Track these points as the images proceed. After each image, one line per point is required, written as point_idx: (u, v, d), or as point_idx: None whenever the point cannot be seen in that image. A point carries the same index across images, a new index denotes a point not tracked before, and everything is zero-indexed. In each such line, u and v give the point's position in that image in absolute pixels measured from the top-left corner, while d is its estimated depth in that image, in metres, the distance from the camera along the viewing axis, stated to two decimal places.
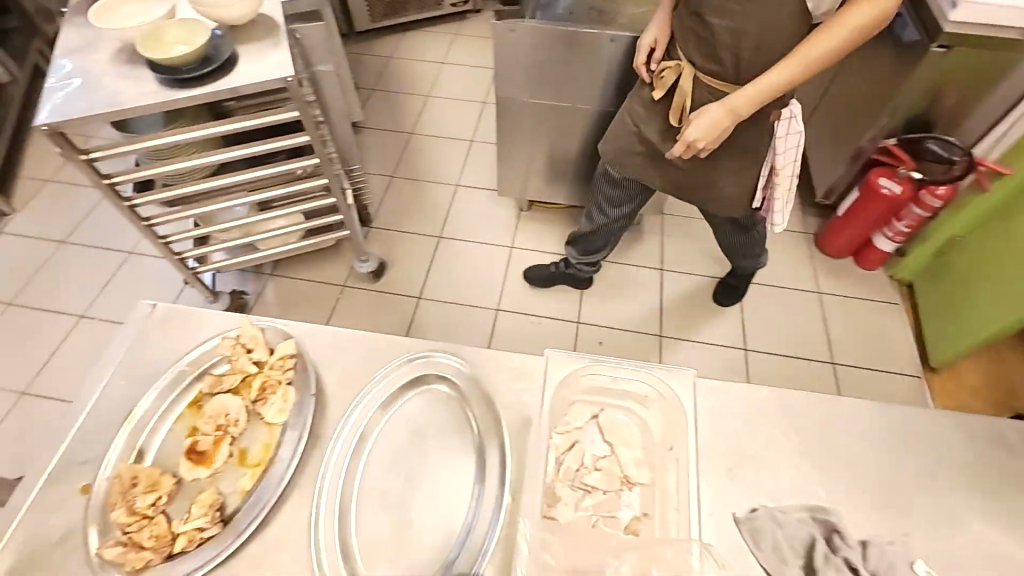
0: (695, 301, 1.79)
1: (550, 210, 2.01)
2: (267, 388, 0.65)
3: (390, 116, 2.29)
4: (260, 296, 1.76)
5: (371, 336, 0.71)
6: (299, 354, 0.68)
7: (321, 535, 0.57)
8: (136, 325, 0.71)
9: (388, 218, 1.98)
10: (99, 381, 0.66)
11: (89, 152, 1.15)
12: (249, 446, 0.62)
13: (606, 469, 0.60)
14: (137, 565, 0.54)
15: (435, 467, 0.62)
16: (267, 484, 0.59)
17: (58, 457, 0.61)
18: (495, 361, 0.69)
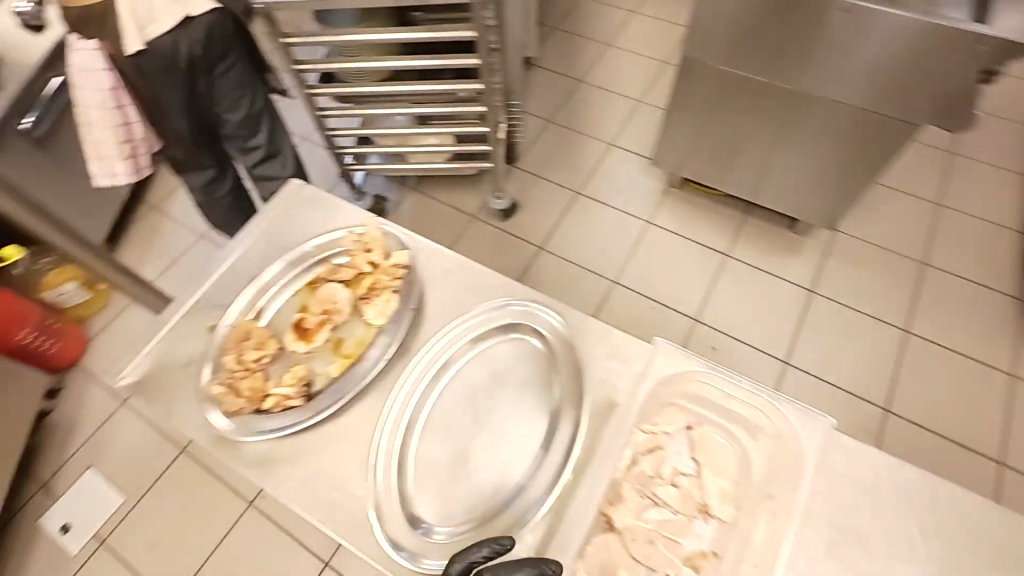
0: (840, 339, 1.55)
1: (702, 194, 1.84)
2: (374, 289, 0.67)
3: (564, 58, 2.21)
4: (398, 206, 1.86)
5: (482, 271, 0.69)
6: (410, 266, 0.69)
7: (385, 440, 0.59)
8: (281, 200, 0.76)
9: (533, 162, 1.95)
10: (243, 241, 0.73)
11: (288, 39, 1.25)
12: (345, 336, 0.65)
13: (683, 488, 0.56)
14: (232, 408, 0.60)
15: (503, 418, 0.60)
16: (351, 376, 0.62)
17: (197, 295, 0.69)
18: (597, 333, 0.63)
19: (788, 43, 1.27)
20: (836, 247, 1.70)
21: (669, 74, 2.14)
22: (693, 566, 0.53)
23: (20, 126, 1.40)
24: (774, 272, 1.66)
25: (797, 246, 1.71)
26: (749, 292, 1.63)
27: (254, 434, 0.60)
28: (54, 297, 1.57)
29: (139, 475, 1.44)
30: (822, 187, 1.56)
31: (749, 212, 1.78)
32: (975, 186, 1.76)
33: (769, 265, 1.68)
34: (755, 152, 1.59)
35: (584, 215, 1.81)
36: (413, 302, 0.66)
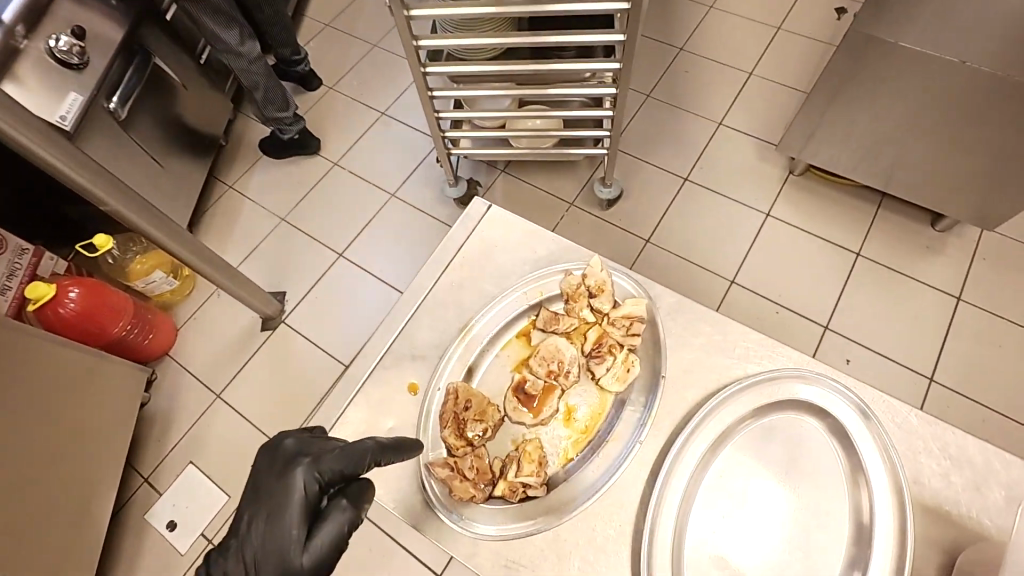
0: (995, 355, 1.38)
1: (827, 183, 1.65)
2: (605, 346, 0.62)
3: (662, 23, 2.00)
4: (489, 190, 1.73)
5: (731, 323, 0.62)
6: (644, 318, 0.63)
7: (656, 547, 0.52)
8: (469, 224, 0.72)
9: (634, 142, 1.79)
10: (433, 277, 0.70)
11: (411, 10, 1.09)
12: (576, 405, 0.62)
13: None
14: (462, 495, 0.57)
15: (795, 526, 0.53)
16: (596, 457, 0.58)
17: (393, 340, 0.67)
18: (885, 412, 0.57)
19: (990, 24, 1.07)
20: (987, 248, 1.51)
21: (784, 40, 1.91)
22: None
23: (108, 105, 1.31)
24: (913, 274, 1.50)
25: (940, 245, 1.53)
26: (885, 297, 1.47)
27: (487, 522, 0.57)
28: (142, 285, 1.51)
29: (240, 474, 1.41)
30: (989, 185, 1.35)
31: (883, 205, 1.59)
32: None
33: (908, 267, 1.51)
34: (912, 141, 1.38)
35: (694, 204, 1.66)
36: (661, 369, 0.60)
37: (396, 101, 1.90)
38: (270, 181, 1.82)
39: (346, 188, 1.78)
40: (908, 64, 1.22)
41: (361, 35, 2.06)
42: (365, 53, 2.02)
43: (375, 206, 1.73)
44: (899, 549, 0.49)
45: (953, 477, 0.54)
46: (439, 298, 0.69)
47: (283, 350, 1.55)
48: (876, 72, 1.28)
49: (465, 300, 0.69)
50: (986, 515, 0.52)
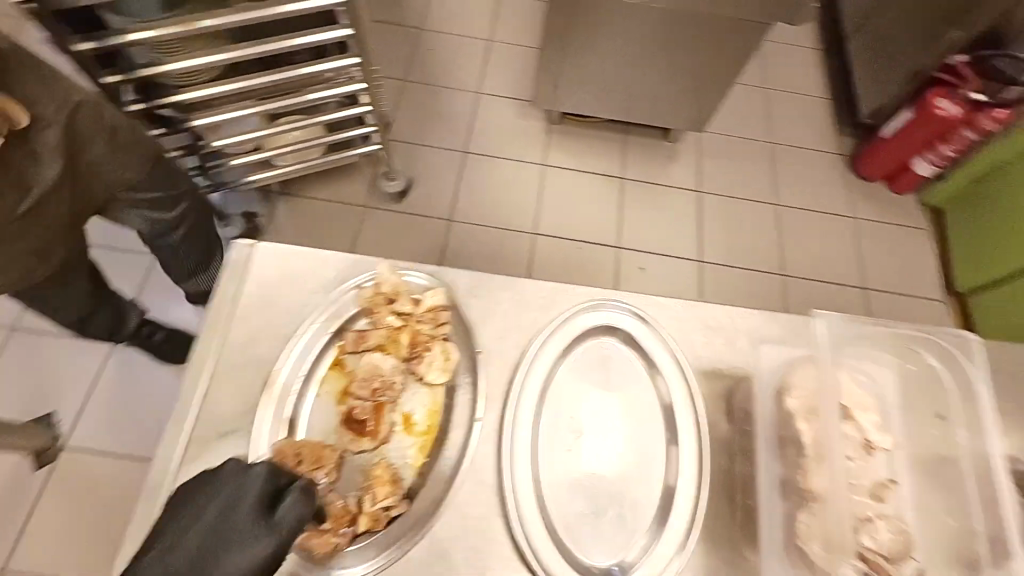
0: (734, 226, 1.75)
1: (582, 125, 1.86)
2: (421, 344, 0.62)
3: (394, 6, 2.00)
4: (273, 218, 1.60)
5: (523, 283, 0.67)
6: (448, 306, 0.65)
7: (524, 510, 0.56)
8: (239, 272, 0.66)
9: (406, 129, 1.79)
10: (214, 338, 0.63)
11: None
12: (412, 411, 0.61)
13: (856, 434, 0.60)
14: (324, 548, 0.54)
15: (626, 430, 0.62)
16: (448, 450, 0.59)
17: (191, 426, 0.59)
18: (658, 310, 0.68)
19: None
20: (706, 146, 1.87)
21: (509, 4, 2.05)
22: (877, 495, 0.58)
23: None
24: (665, 182, 1.79)
25: (676, 153, 1.85)
26: (652, 208, 1.74)
27: (359, 562, 0.55)
28: None
29: None
30: (693, 97, 1.66)
31: (628, 132, 1.86)
32: (787, 63, 2.05)
33: (659, 177, 1.80)
34: (632, 74, 1.61)
35: (480, 174, 1.74)
36: (477, 347, 0.63)
37: None
38: None
39: None
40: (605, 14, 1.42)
41: None
42: None
43: None
44: (694, 417, 0.61)
45: (714, 341, 0.68)
46: (231, 360, 0.62)
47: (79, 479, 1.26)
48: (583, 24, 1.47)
49: (263, 351, 0.63)
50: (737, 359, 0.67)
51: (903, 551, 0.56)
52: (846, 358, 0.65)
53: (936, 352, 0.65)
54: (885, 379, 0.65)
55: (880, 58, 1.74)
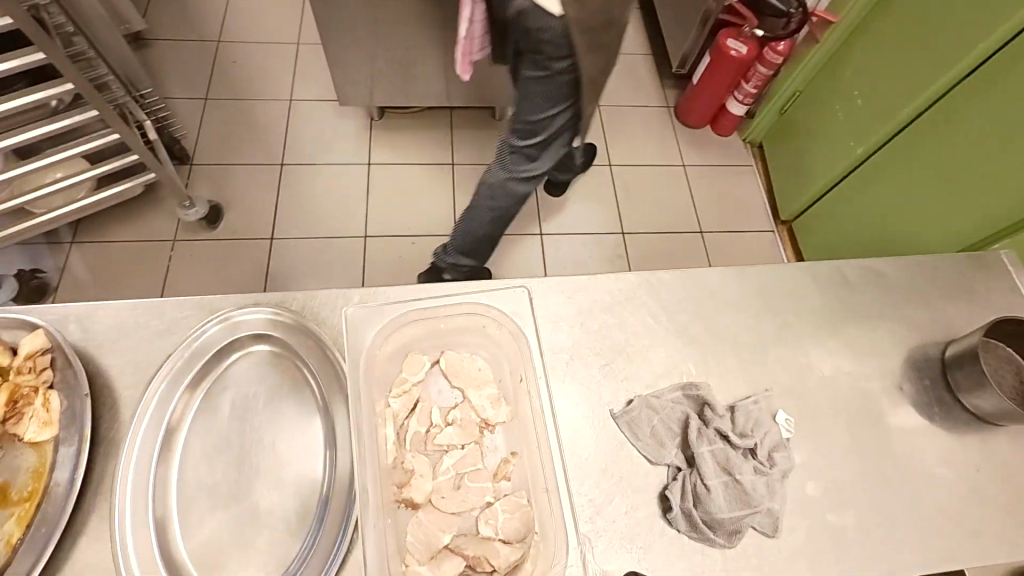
0: (573, 194, 1.75)
1: (408, 116, 1.80)
2: (19, 398, 0.54)
3: (188, 23, 1.87)
4: (65, 272, 1.44)
5: (162, 304, 0.63)
6: (55, 348, 0.57)
7: (134, 549, 0.53)
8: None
9: (212, 150, 1.66)
10: None
11: None
12: (10, 477, 0.52)
13: (459, 421, 0.60)
14: None
15: (266, 434, 0.60)
16: (48, 509, 0.51)
17: None
18: (330, 304, 0.66)
19: None
20: None
21: None
22: (502, 477, 0.58)
23: None
24: None
25: None
26: None
27: None
28: None
29: None
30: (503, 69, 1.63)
31: (455, 116, 1.82)
32: None
33: (490, 157, 1.77)
34: (430, 56, 1.57)
35: (300, 185, 1.64)
36: (82, 388, 0.56)
37: None
38: None
39: None
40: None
41: None
42: None
43: None
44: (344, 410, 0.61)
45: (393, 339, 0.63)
46: None
47: None
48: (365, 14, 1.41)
49: None
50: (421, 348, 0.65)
51: (525, 533, 0.55)
52: (443, 339, 0.65)
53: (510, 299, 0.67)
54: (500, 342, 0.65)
55: (677, 9, 1.79)
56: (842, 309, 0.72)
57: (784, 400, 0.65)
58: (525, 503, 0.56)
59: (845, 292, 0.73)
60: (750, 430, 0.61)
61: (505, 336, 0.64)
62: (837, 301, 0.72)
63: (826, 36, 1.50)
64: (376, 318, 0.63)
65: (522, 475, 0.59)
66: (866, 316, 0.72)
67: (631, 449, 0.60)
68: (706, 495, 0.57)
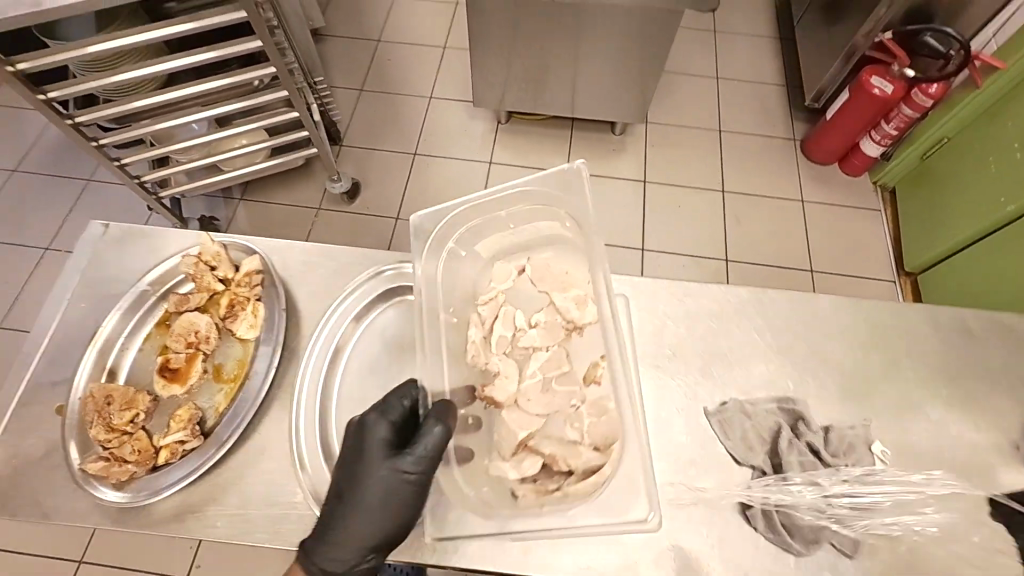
0: (681, 215, 1.77)
1: (532, 122, 1.92)
2: (236, 304, 0.71)
3: (355, 22, 2.13)
4: (232, 222, 1.71)
5: (333, 251, 0.78)
6: (264, 270, 0.74)
7: (304, 441, 0.66)
8: (88, 248, 0.75)
9: (360, 134, 1.89)
10: (57, 311, 0.72)
11: (16, 63, 1.02)
12: (223, 362, 0.71)
13: (544, 325, 0.72)
14: (122, 476, 0.63)
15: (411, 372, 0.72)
16: (246, 394, 0.68)
17: (36, 377, 0.68)
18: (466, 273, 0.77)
19: None
20: (654, 137, 1.90)
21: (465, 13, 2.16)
22: (591, 381, 0.69)
23: None
24: (612, 174, 1.83)
25: (622, 146, 1.88)
26: (597, 198, 1.79)
27: (152, 490, 0.63)
28: None
29: None
30: (631, 87, 1.70)
31: (576, 126, 1.91)
32: (739, 54, 2.07)
33: (604, 169, 1.84)
34: (563, 69, 1.67)
35: (428, 173, 1.82)
36: (279, 303, 0.71)
37: (99, 164, 1.77)
38: None
39: None
40: (530, 14, 1.50)
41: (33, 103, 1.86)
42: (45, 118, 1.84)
43: None
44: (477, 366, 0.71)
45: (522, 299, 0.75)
46: (80, 325, 0.71)
47: None
48: (515, 27, 1.54)
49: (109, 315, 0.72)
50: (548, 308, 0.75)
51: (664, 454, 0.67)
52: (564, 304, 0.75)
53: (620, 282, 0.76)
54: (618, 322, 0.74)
55: (820, 41, 1.75)
56: (956, 359, 0.72)
57: (879, 431, 0.68)
58: (607, 405, 0.66)
59: (962, 342, 0.73)
60: (842, 453, 0.67)
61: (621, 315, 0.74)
62: (951, 350, 0.72)
63: (988, 83, 1.40)
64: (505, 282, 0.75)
65: (605, 388, 0.68)
66: (983, 370, 0.71)
67: (719, 445, 0.67)
68: (790, 501, 0.64)
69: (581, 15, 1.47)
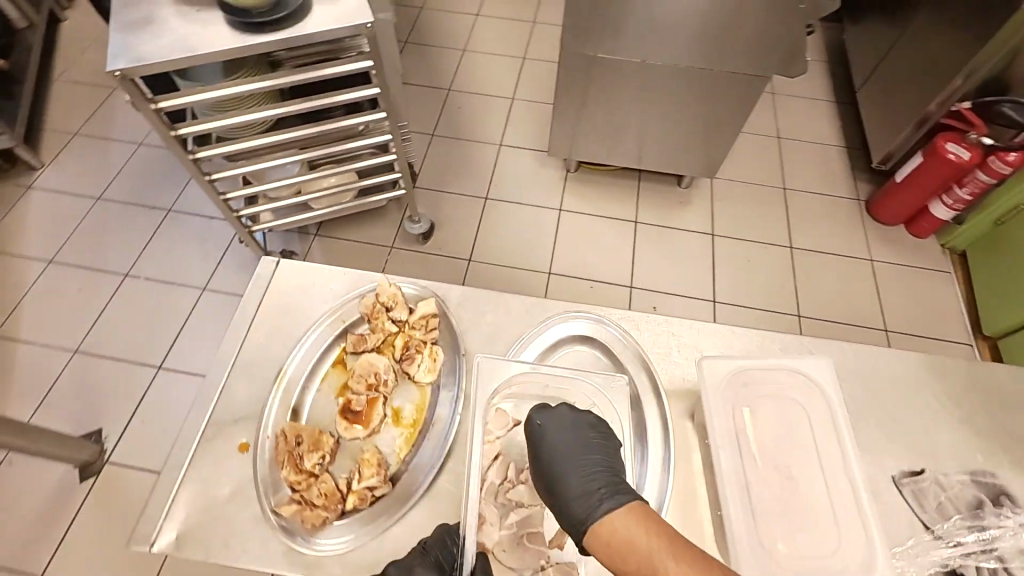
0: (750, 269, 1.77)
1: (599, 172, 1.97)
2: (411, 347, 0.72)
3: (427, 72, 2.23)
4: (308, 257, 1.74)
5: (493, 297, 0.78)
6: (438, 313, 0.74)
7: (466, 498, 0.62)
8: (262, 283, 0.76)
9: (432, 177, 1.94)
10: (239, 338, 0.73)
11: (158, 102, 1.07)
12: (401, 405, 0.71)
13: (530, 482, 0.64)
14: (315, 521, 0.63)
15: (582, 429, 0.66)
16: (428, 443, 0.68)
17: (210, 414, 0.68)
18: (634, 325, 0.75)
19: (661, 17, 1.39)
20: (719, 192, 1.93)
21: (531, 68, 2.26)
22: (556, 545, 0.61)
23: None
24: (679, 225, 1.86)
25: (688, 199, 1.91)
26: (665, 249, 1.81)
27: (343, 536, 0.63)
28: None
29: None
30: (703, 145, 1.74)
31: (642, 178, 1.96)
32: (798, 115, 2.13)
33: (671, 221, 1.87)
34: (638, 125, 1.72)
35: (498, 217, 1.86)
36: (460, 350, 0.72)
37: (182, 195, 1.82)
38: (49, 313, 1.61)
39: (146, 298, 1.65)
40: (614, 73, 1.56)
41: (121, 135, 1.94)
42: (133, 150, 1.91)
43: (186, 305, 1.64)
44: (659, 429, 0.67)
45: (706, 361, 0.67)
46: (245, 363, 0.71)
47: (111, 495, 1.37)
48: (598, 83, 1.61)
49: (270, 351, 0.72)
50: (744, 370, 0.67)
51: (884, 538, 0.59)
52: (758, 389, 0.66)
53: (815, 364, 0.67)
54: (814, 412, 0.65)
55: (888, 107, 1.80)
56: None
57: None
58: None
59: None
60: None
61: (818, 404, 0.65)
62: None
63: None
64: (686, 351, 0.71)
65: (575, 550, 0.61)
66: None
67: (912, 516, 0.63)
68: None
69: (663, 75, 1.54)
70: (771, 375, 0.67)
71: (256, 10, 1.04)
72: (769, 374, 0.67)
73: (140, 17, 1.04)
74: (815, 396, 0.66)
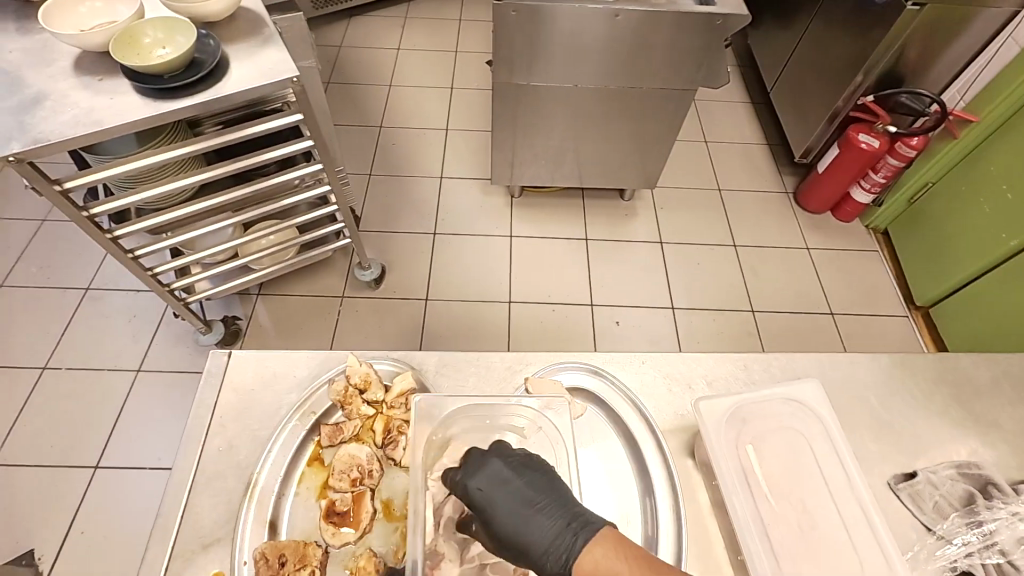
0: (702, 271, 1.83)
1: (543, 194, 1.98)
2: (393, 429, 0.70)
3: (355, 110, 2.18)
4: (254, 319, 1.63)
5: (471, 357, 0.76)
6: (416, 387, 0.72)
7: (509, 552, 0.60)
8: (215, 381, 0.72)
9: (376, 218, 1.88)
10: (198, 446, 0.67)
11: (64, 182, 0.97)
12: (390, 497, 0.68)
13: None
14: None
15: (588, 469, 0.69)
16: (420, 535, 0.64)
17: (175, 540, 0.62)
18: (619, 366, 0.76)
19: (584, 41, 1.40)
20: (661, 200, 1.99)
21: (461, 96, 2.25)
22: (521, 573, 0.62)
23: None
24: (628, 237, 1.89)
25: (633, 210, 1.96)
26: (618, 262, 1.83)
27: None
28: None
29: None
30: (641, 158, 1.78)
31: (586, 195, 1.98)
32: (721, 118, 2.24)
33: (620, 234, 1.90)
34: (574, 144, 1.73)
35: (450, 252, 1.82)
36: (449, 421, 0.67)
37: (100, 271, 1.67)
38: None
39: (70, 392, 1.48)
40: (546, 98, 1.57)
41: (19, 212, 1.76)
42: (35, 227, 1.73)
43: (120, 392, 1.49)
44: (667, 474, 0.68)
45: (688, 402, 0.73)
46: (209, 470, 0.66)
47: None
48: (531, 110, 1.61)
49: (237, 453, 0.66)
50: (745, 409, 0.68)
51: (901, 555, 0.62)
52: (756, 423, 0.68)
53: (806, 389, 0.70)
54: (812, 434, 0.67)
55: (801, 106, 1.92)
56: None
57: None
58: None
59: None
60: None
61: (813, 426, 0.68)
62: None
63: (964, 134, 1.58)
64: (684, 402, 0.73)
65: None
66: None
67: (914, 517, 0.67)
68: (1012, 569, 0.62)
69: (595, 96, 1.56)
70: (766, 406, 0.69)
71: (168, 74, 0.96)
72: (765, 406, 0.69)
73: (32, 94, 0.94)
74: (809, 419, 0.68)
